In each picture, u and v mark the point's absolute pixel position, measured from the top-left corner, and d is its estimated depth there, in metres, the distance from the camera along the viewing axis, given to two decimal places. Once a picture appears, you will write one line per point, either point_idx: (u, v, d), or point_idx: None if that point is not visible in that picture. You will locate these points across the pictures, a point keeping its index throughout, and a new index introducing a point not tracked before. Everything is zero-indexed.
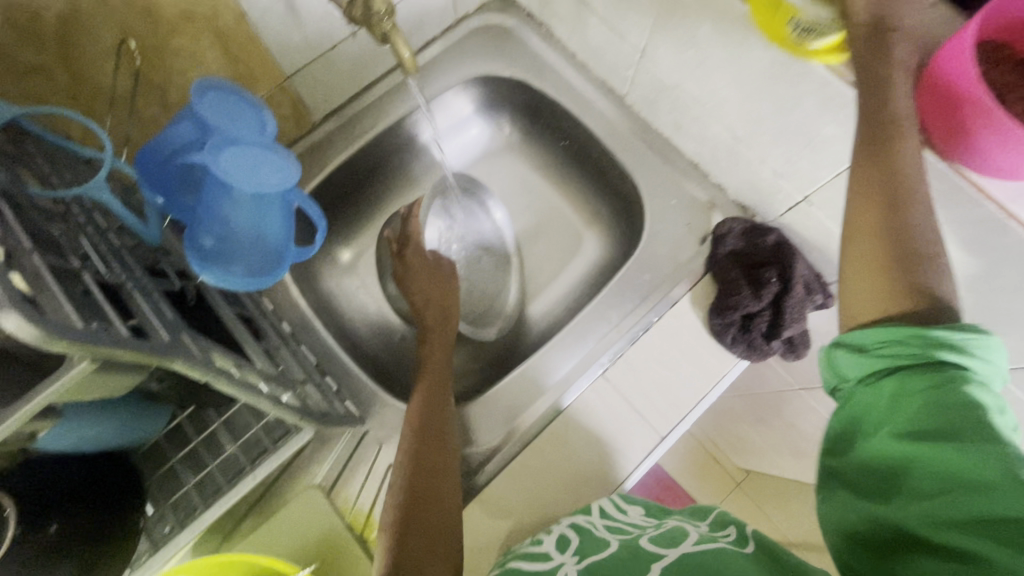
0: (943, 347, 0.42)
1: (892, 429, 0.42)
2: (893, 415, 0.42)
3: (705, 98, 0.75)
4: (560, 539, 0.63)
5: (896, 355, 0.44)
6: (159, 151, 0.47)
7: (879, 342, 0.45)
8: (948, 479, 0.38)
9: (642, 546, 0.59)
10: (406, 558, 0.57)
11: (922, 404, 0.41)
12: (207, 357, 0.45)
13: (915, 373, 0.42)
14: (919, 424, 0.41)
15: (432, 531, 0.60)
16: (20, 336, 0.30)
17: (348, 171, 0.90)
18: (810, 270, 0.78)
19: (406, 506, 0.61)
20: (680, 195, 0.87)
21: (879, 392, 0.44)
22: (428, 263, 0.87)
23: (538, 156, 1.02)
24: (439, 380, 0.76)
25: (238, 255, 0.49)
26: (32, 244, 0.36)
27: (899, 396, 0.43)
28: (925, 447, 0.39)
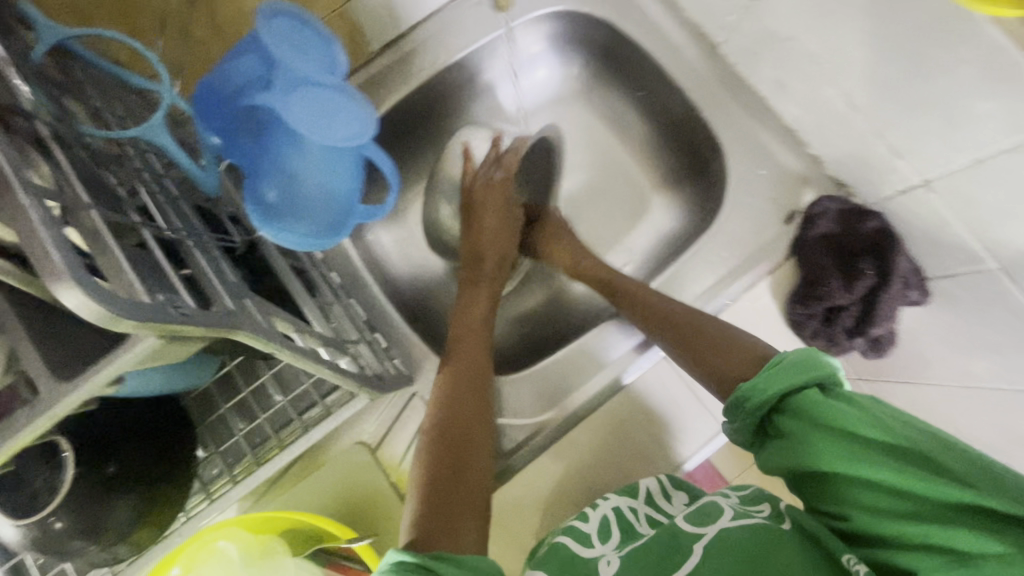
0: (800, 374, 0.55)
1: (828, 440, 0.51)
2: (821, 436, 0.52)
3: (823, 56, 0.65)
4: (601, 521, 0.60)
5: (774, 390, 0.55)
6: (221, 89, 0.42)
7: (757, 385, 0.57)
8: (909, 498, 0.48)
9: (681, 527, 0.55)
10: (439, 506, 0.54)
11: (825, 424, 0.52)
12: (272, 327, 0.41)
13: (807, 393, 0.54)
14: (850, 431, 0.51)
15: (470, 489, 0.57)
16: (83, 315, 0.26)
17: (403, 111, 0.82)
18: (910, 263, 0.70)
19: (440, 466, 0.58)
20: (771, 164, 0.77)
21: (814, 427, 0.53)
22: (501, 202, 0.81)
23: (608, 107, 0.92)
24: (480, 342, 0.72)
25: (305, 211, 0.44)
26: (89, 197, 0.32)
27: (815, 412, 0.53)
28: (869, 462, 0.50)
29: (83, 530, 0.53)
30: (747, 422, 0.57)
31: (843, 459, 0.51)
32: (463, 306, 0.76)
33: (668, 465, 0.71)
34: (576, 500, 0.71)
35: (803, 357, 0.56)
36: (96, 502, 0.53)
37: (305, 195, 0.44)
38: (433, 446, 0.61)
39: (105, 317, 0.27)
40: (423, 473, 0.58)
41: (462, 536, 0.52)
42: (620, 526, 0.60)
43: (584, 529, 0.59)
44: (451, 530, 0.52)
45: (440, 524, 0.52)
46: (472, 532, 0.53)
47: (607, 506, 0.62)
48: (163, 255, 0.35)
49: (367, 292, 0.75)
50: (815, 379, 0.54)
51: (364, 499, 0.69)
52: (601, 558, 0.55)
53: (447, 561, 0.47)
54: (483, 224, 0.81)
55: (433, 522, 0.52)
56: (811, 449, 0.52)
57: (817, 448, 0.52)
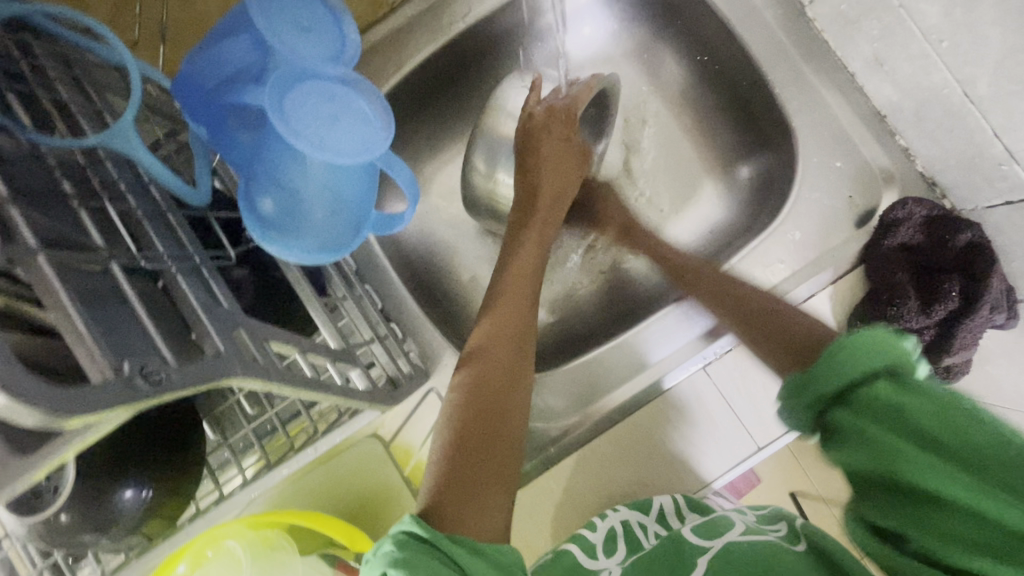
0: (862, 361, 0.39)
1: (890, 437, 0.36)
2: (884, 438, 0.36)
3: (941, 32, 0.53)
4: (609, 532, 0.51)
5: (839, 374, 0.40)
6: (206, 79, 0.35)
7: (816, 370, 0.42)
8: (1004, 535, 0.31)
9: (687, 540, 0.47)
10: (469, 484, 0.44)
11: (893, 419, 0.36)
12: (270, 360, 0.36)
13: (874, 384, 0.38)
14: (918, 429, 0.35)
15: (501, 455, 0.47)
16: (16, 418, 0.22)
17: (429, 72, 0.72)
18: (1003, 283, 0.60)
19: (469, 425, 0.48)
20: (850, 155, 0.67)
21: (885, 425, 0.37)
22: (564, 137, 0.67)
23: (664, 70, 0.80)
24: (528, 295, 0.60)
25: (308, 222, 0.37)
26: (37, 236, 0.26)
27: (879, 410, 0.37)
28: (941, 471, 0.33)
29: (93, 525, 0.50)
30: (803, 414, 0.43)
31: (904, 460, 0.35)
32: (510, 250, 0.63)
33: (693, 486, 0.64)
34: (590, 510, 0.64)
35: (877, 335, 0.40)
36: (101, 500, 0.49)
37: (306, 207, 0.37)
38: (464, 399, 0.50)
39: (47, 416, 0.22)
40: (449, 431, 0.48)
41: (486, 511, 0.43)
42: (627, 541, 0.50)
43: (589, 538, 0.50)
44: (476, 503, 0.43)
45: (465, 493, 0.43)
46: (497, 508, 0.44)
47: (615, 516, 0.53)
48: (136, 296, 0.30)
49: (383, 277, 0.68)
50: (881, 363, 0.38)
51: (371, 493, 0.64)
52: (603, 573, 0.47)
53: (465, 547, 0.39)
54: (539, 158, 0.66)
55: (462, 507, 0.42)
56: (876, 448, 0.36)
57: (885, 448, 0.36)
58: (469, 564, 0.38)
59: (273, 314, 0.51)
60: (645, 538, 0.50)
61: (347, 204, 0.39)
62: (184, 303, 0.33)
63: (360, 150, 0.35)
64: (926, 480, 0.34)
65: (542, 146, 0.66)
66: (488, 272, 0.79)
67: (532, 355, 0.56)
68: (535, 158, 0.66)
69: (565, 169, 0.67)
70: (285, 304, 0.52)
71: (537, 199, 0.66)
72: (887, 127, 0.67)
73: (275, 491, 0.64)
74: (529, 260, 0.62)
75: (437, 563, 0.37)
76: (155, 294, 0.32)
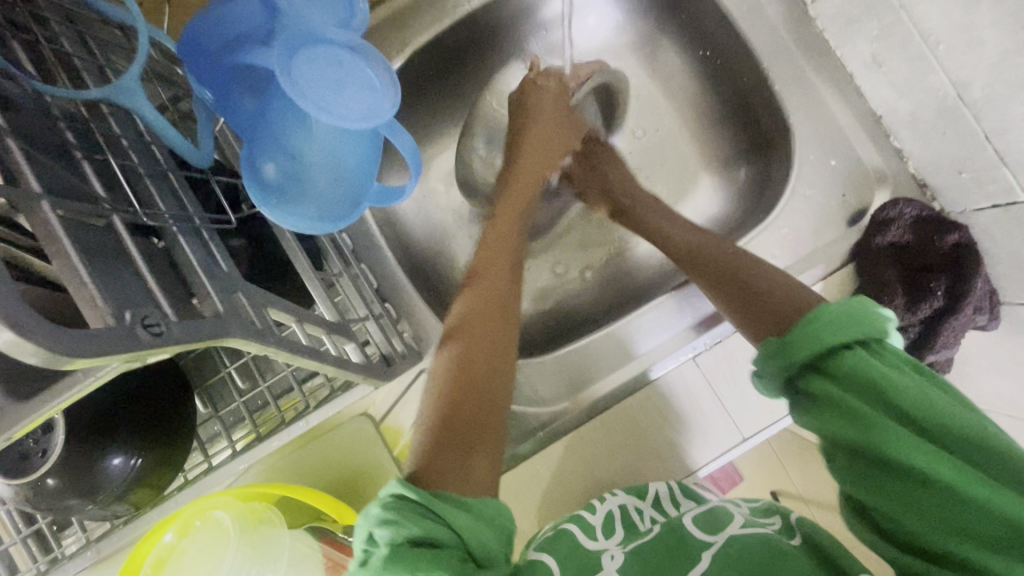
0: (839, 328, 0.42)
1: (858, 403, 0.39)
2: (853, 403, 0.39)
3: (939, 34, 0.54)
4: (607, 514, 0.52)
5: (823, 337, 0.42)
6: (214, 39, 0.35)
7: (797, 342, 0.43)
8: (966, 508, 0.34)
9: (690, 533, 0.46)
10: (447, 445, 0.44)
11: (870, 393, 0.39)
12: (269, 326, 0.36)
13: (851, 354, 0.41)
14: (891, 404, 0.38)
15: (484, 420, 0.47)
16: (18, 355, 0.22)
17: (433, 54, 0.72)
18: (987, 285, 0.61)
19: (452, 394, 0.48)
20: (845, 155, 0.68)
21: (863, 399, 0.39)
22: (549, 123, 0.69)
23: (666, 64, 0.81)
24: (508, 271, 0.59)
25: (311, 188, 0.38)
26: (41, 182, 0.26)
27: (855, 381, 0.40)
28: (917, 447, 0.36)
29: (79, 490, 0.49)
30: (773, 376, 0.45)
31: (879, 432, 0.37)
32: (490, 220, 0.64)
33: (681, 472, 0.65)
34: (578, 494, 0.65)
35: (855, 308, 0.43)
36: (90, 464, 0.49)
37: (310, 174, 0.37)
38: (447, 369, 0.50)
39: (50, 356, 0.23)
40: (432, 402, 0.48)
41: (470, 475, 0.43)
42: (624, 523, 0.51)
43: (588, 519, 0.50)
44: (459, 468, 0.43)
45: (450, 459, 0.43)
46: (482, 470, 0.44)
47: (613, 500, 0.54)
48: (138, 250, 0.30)
49: (380, 258, 0.68)
50: (862, 333, 0.42)
51: (361, 471, 0.64)
52: (606, 554, 0.46)
53: (447, 501, 0.39)
54: (525, 136, 0.69)
55: (440, 466, 0.43)
56: (850, 415, 0.39)
57: (854, 410, 0.39)
58: (455, 519, 0.38)
59: (268, 284, 0.51)
60: (641, 520, 0.51)
61: (350, 173, 0.39)
62: (184, 264, 0.33)
63: (366, 118, 0.35)
64: (890, 443, 0.37)
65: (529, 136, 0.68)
66: None
67: (516, 324, 0.55)
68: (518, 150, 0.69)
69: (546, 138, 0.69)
70: (282, 277, 0.52)
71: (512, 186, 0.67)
72: (881, 129, 0.68)
73: (264, 468, 0.64)
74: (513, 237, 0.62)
75: (426, 520, 0.38)
76: (156, 252, 0.32)
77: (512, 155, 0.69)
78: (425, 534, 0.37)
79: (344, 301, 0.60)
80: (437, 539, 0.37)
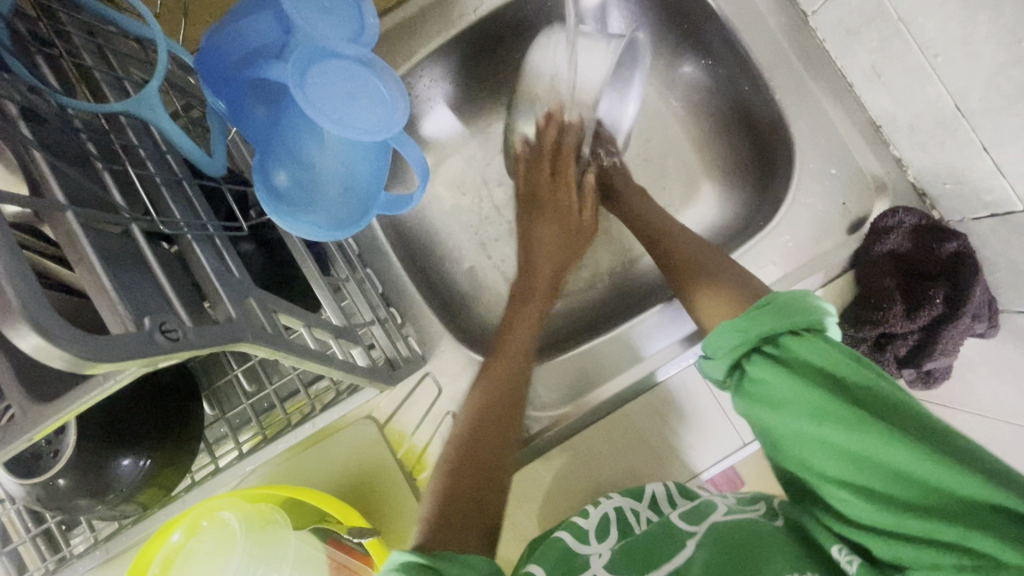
0: (783, 316, 0.45)
1: (802, 385, 0.42)
2: (788, 381, 0.42)
3: (937, 47, 0.55)
4: (601, 518, 0.51)
5: (771, 324, 0.45)
6: (230, 52, 0.36)
7: (748, 334, 0.46)
8: (883, 471, 0.38)
9: (676, 525, 0.49)
10: (454, 507, 0.46)
11: (813, 379, 0.42)
12: (279, 331, 0.37)
13: (794, 341, 0.44)
14: (834, 388, 0.41)
15: (487, 478, 0.48)
16: (45, 360, 0.23)
17: (439, 63, 0.73)
18: (986, 292, 0.62)
19: (460, 451, 0.50)
20: (845, 163, 0.68)
21: (808, 386, 0.41)
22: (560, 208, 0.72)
23: (668, 73, 0.82)
24: (526, 341, 0.61)
25: (322, 197, 0.39)
26: (66, 193, 0.27)
27: (800, 368, 0.42)
28: (856, 427, 0.39)
29: (89, 490, 0.50)
30: (725, 363, 0.47)
31: (822, 416, 0.40)
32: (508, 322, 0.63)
33: (683, 475, 0.66)
34: (579, 494, 0.66)
35: (797, 298, 0.46)
36: (100, 464, 0.50)
37: (321, 184, 0.38)
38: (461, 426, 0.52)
39: (74, 360, 0.23)
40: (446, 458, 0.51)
41: (466, 533, 0.44)
42: (620, 527, 0.51)
43: (581, 524, 0.50)
44: (459, 524, 0.44)
45: (450, 519, 0.45)
46: (477, 528, 0.45)
47: (608, 503, 0.53)
48: (156, 257, 0.31)
49: (385, 263, 0.69)
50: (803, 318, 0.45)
51: (364, 473, 0.65)
52: (593, 555, 0.47)
53: (447, 559, 0.40)
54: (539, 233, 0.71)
55: (448, 524, 0.44)
56: (798, 401, 0.42)
57: (788, 390, 0.42)
58: (449, 569, 0.39)
59: (279, 287, 0.52)
60: (637, 523, 0.52)
61: (360, 182, 0.40)
62: (198, 270, 0.34)
63: (376, 129, 0.37)
64: (833, 428, 0.40)
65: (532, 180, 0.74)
66: (487, 263, 0.80)
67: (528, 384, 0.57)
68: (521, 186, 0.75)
69: (569, 245, 0.71)
70: (291, 281, 0.53)
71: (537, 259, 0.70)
72: (881, 138, 0.69)
73: (270, 469, 0.65)
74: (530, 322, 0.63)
75: (422, 569, 0.38)
76: (172, 259, 0.33)
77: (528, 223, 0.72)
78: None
79: (351, 305, 0.61)
80: None
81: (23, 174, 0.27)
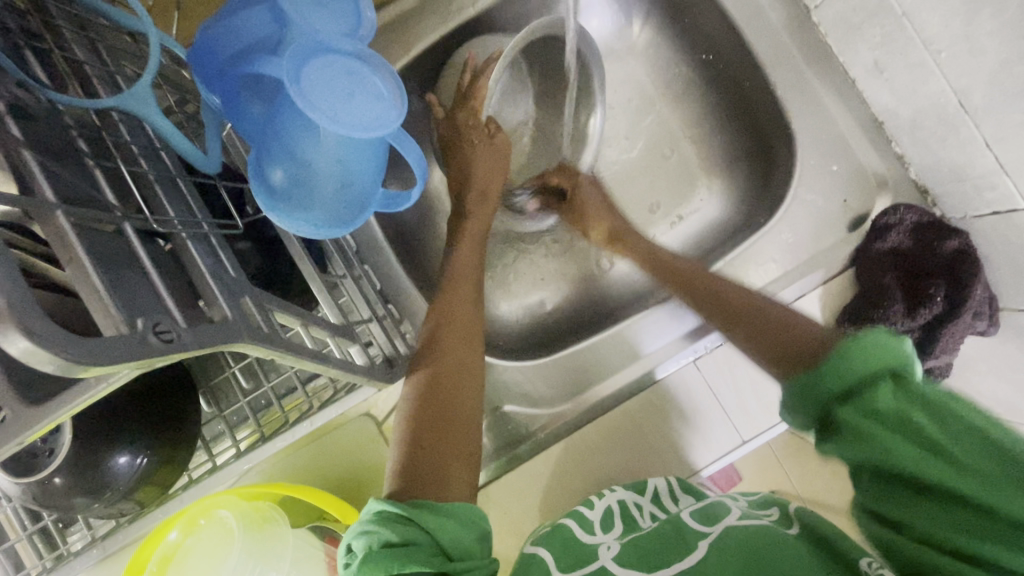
0: (865, 359, 0.37)
1: (888, 431, 0.35)
2: (871, 425, 0.36)
3: (940, 42, 0.54)
4: (605, 510, 0.53)
5: (841, 378, 0.38)
6: (224, 47, 0.35)
7: (817, 372, 0.39)
8: (987, 515, 0.31)
9: (687, 524, 0.47)
10: (422, 461, 0.47)
11: (904, 425, 0.35)
12: (275, 329, 0.37)
13: (873, 389, 0.37)
14: (930, 435, 0.34)
15: (456, 430, 0.50)
16: (36, 364, 0.22)
17: (437, 56, 0.72)
18: (986, 290, 0.61)
19: (423, 407, 0.51)
20: (846, 160, 0.68)
21: (896, 432, 0.35)
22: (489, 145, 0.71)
23: (668, 67, 0.81)
24: (473, 292, 0.62)
25: (317, 194, 0.38)
26: (55, 192, 0.27)
27: (886, 413, 0.35)
28: (972, 479, 0.31)
29: (85, 489, 0.50)
30: (801, 408, 0.41)
31: (918, 463, 0.33)
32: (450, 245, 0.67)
33: (683, 471, 0.66)
34: (578, 490, 0.66)
35: (875, 338, 0.37)
36: (95, 463, 0.49)
37: (315, 181, 0.38)
38: (424, 385, 0.53)
39: (65, 363, 0.23)
40: (411, 416, 0.52)
41: (448, 482, 0.46)
42: (623, 518, 0.52)
43: (587, 516, 0.52)
44: (434, 478, 0.45)
45: (422, 468, 0.46)
46: (459, 477, 0.47)
47: (612, 496, 0.55)
48: (149, 257, 0.30)
49: (382, 258, 0.68)
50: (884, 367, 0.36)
51: (363, 472, 0.65)
52: (602, 546, 0.48)
53: (427, 509, 0.42)
54: (469, 158, 0.70)
55: (421, 476, 0.46)
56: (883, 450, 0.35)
57: (873, 441, 0.35)
58: (425, 520, 0.40)
59: (277, 289, 0.52)
60: (640, 517, 0.52)
61: (356, 179, 0.40)
62: (193, 270, 0.33)
63: (374, 126, 0.36)
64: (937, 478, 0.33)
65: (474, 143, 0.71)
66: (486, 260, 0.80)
67: (483, 338, 0.59)
68: (468, 163, 0.70)
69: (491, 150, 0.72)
70: (288, 279, 0.52)
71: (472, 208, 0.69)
72: (883, 134, 0.68)
73: (268, 467, 0.65)
74: (472, 266, 0.65)
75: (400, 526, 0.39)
76: (166, 257, 0.32)
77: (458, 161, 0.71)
78: (397, 539, 0.39)
79: (348, 303, 0.61)
80: (408, 538, 0.39)
81: (11, 172, 0.27)
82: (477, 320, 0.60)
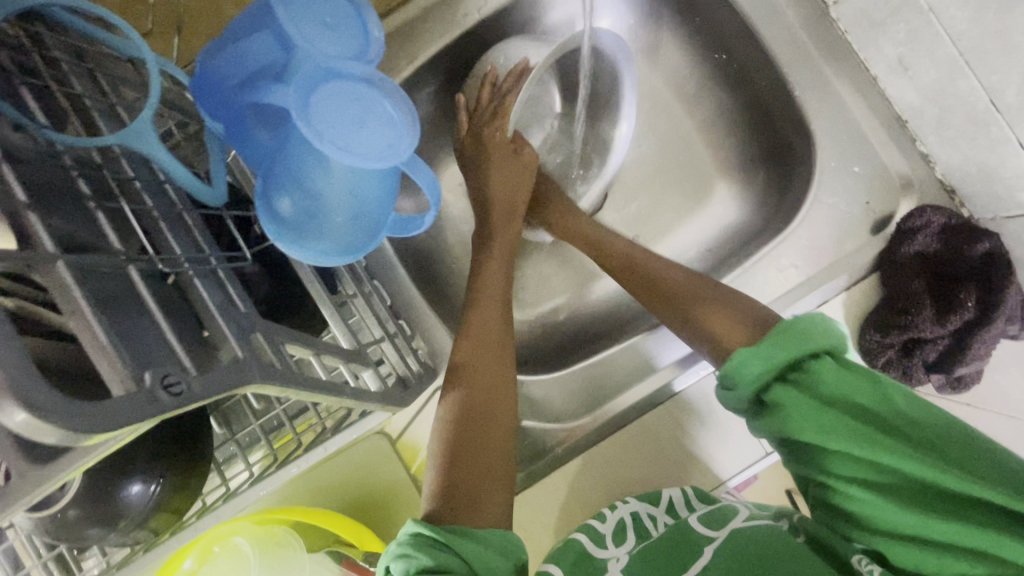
0: (803, 342, 0.44)
1: (823, 412, 0.41)
2: (817, 406, 0.42)
3: (971, 39, 0.52)
4: (617, 523, 0.51)
5: (778, 360, 0.44)
6: (227, 75, 0.34)
7: (765, 349, 0.44)
8: (906, 479, 0.39)
9: (694, 530, 0.48)
10: (460, 483, 0.45)
11: (831, 401, 0.42)
12: (287, 364, 0.35)
13: (808, 365, 0.43)
14: (857, 410, 0.41)
15: (496, 446, 0.48)
16: (39, 435, 0.21)
17: (442, 65, 0.70)
18: (1020, 294, 0.59)
19: (461, 426, 0.49)
20: (869, 161, 0.65)
21: (827, 409, 0.41)
22: (512, 165, 0.68)
23: (680, 69, 0.79)
24: (503, 304, 0.60)
25: (328, 224, 0.37)
26: (57, 245, 0.26)
27: (819, 390, 0.42)
28: (885, 449, 0.40)
29: (99, 520, 0.48)
30: (744, 396, 0.45)
31: (850, 439, 0.40)
32: (480, 257, 0.64)
33: (704, 484, 0.64)
34: (596, 505, 0.63)
35: (814, 321, 0.45)
36: (109, 496, 0.47)
37: (326, 210, 0.36)
38: (456, 403, 0.51)
39: (70, 433, 0.22)
40: (444, 434, 0.50)
41: (485, 505, 0.45)
42: (636, 532, 0.51)
43: (598, 529, 0.50)
44: (473, 499, 0.45)
45: (462, 490, 0.45)
46: (496, 495, 0.46)
47: (625, 507, 0.53)
48: (157, 302, 0.29)
49: (391, 273, 0.66)
50: (819, 347, 0.44)
51: (377, 491, 0.64)
52: (611, 560, 0.47)
53: (460, 533, 0.40)
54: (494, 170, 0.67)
55: (461, 498, 0.44)
56: (821, 422, 0.41)
57: (813, 412, 0.41)
58: (460, 546, 0.39)
59: (284, 313, 0.50)
60: (652, 526, 0.51)
61: (368, 209, 0.38)
62: (204, 311, 0.32)
63: (388, 154, 0.34)
64: (857, 450, 0.40)
65: (494, 160, 0.68)
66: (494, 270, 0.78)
67: (511, 348, 0.57)
68: (486, 184, 0.67)
69: (517, 169, 0.68)
70: (297, 300, 0.51)
71: (496, 223, 0.66)
72: (907, 133, 0.65)
73: (284, 489, 0.63)
74: (499, 272, 0.62)
75: (438, 552, 0.39)
76: (172, 296, 0.31)
77: (484, 175, 0.67)
78: (437, 564, 0.38)
79: (359, 322, 0.59)
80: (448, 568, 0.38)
81: (9, 222, 0.25)
82: (509, 332, 0.58)
